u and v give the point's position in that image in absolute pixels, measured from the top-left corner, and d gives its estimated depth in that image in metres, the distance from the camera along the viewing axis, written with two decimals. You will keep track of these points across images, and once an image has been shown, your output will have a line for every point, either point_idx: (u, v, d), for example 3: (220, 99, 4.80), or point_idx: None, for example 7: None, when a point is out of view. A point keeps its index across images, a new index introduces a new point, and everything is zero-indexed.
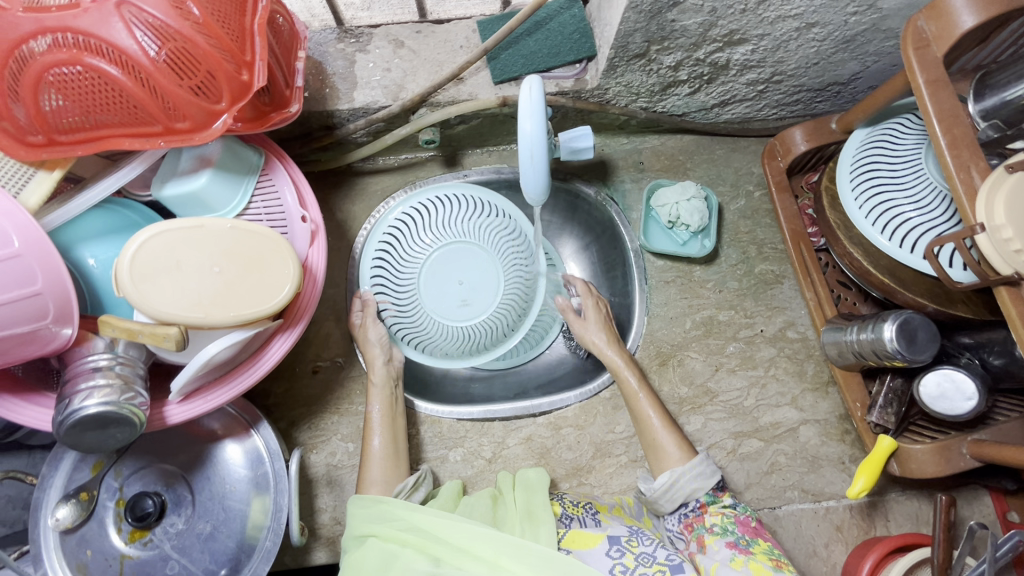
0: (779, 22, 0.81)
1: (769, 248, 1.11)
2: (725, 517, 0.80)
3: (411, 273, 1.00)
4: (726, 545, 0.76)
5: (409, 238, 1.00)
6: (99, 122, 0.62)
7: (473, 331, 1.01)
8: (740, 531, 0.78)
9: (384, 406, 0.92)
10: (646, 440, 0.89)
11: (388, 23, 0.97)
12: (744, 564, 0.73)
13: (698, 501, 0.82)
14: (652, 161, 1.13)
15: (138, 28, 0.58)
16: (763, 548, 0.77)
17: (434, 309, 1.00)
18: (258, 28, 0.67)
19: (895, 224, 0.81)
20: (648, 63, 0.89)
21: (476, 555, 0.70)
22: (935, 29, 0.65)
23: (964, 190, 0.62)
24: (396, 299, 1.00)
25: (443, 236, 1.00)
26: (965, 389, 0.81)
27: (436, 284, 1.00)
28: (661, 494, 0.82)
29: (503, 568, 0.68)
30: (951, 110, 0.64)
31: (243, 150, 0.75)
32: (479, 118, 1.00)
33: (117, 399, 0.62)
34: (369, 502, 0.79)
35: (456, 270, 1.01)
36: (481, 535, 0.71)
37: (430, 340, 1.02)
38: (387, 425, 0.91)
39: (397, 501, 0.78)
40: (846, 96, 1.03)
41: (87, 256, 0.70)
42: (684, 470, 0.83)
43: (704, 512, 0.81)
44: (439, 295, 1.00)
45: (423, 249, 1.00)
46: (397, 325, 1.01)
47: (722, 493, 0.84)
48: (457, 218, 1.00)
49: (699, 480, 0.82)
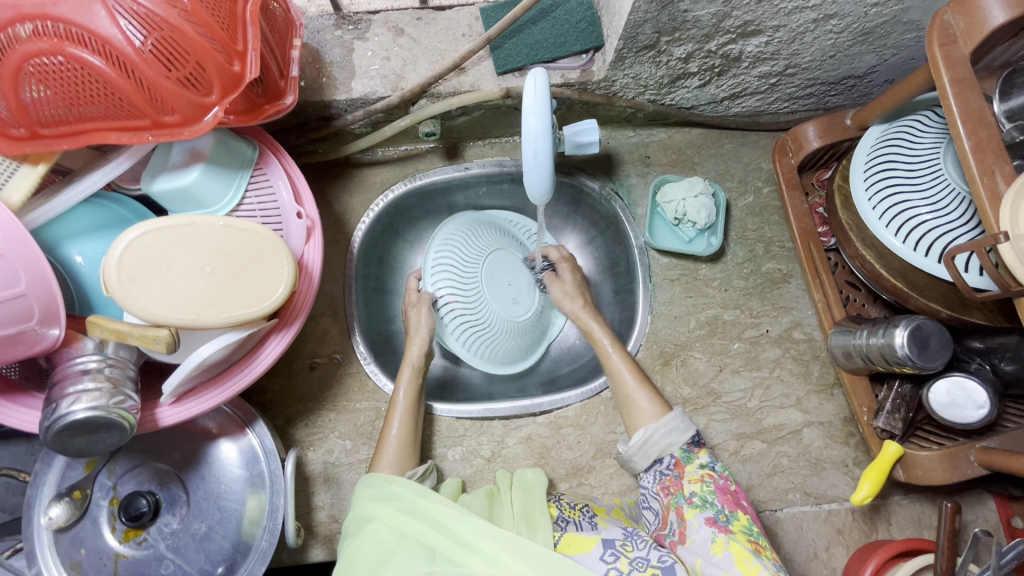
0: (795, 14, 0.77)
1: (777, 246, 1.08)
2: (705, 484, 0.77)
3: (471, 277, 1.04)
4: (706, 522, 0.73)
5: (462, 247, 1.04)
6: (84, 115, 0.60)
7: (523, 328, 1.10)
8: (720, 503, 0.75)
9: (412, 389, 0.91)
10: (622, 400, 0.89)
11: (387, 9, 0.93)
12: (724, 545, 0.70)
13: (671, 456, 0.82)
14: (658, 155, 1.10)
15: (122, 16, 0.55)
16: (742, 524, 0.73)
17: (496, 307, 1.06)
18: (250, 15, 0.64)
19: (910, 226, 0.77)
20: (658, 55, 0.86)
21: (475, 548, 0.67)
22: (963, 24, 0.62)
23: (988, 196, 0.59)
24: (462, 304, 1.02)
25: (489, 245, 1.08)
26: (976, 397, 0.80)
27: (494, 285, 1.07)
28: (633, 450, 0.83)
29: (503, 564, 0.65)
30: (977, 112, 0.61)
31: (235, 143, 0.72)
32: (481, 110, 0.97)
33: (106, 403, 0.60)
34: (377, 483, 0.77)
35: (505, 273, 1.09)
36: (485, 528, 0.69)
37: (491, 340, 1.06)
38: (409, 414, 0.89)
39: (405, 481, 0.76)
40: (861, 89, 1.00)
41: (75, 253, 0.68)
42: (657, 425, 0.83)
43: (681, 473, 0.80)
44: (497, 295, 1.07)
45: (475, 257, 1.05)
46: (463, 329, 1.03)
47: (699, 449, 0.82)
48: (491, 233, 1.10)
49: (673, 435, 0.82)
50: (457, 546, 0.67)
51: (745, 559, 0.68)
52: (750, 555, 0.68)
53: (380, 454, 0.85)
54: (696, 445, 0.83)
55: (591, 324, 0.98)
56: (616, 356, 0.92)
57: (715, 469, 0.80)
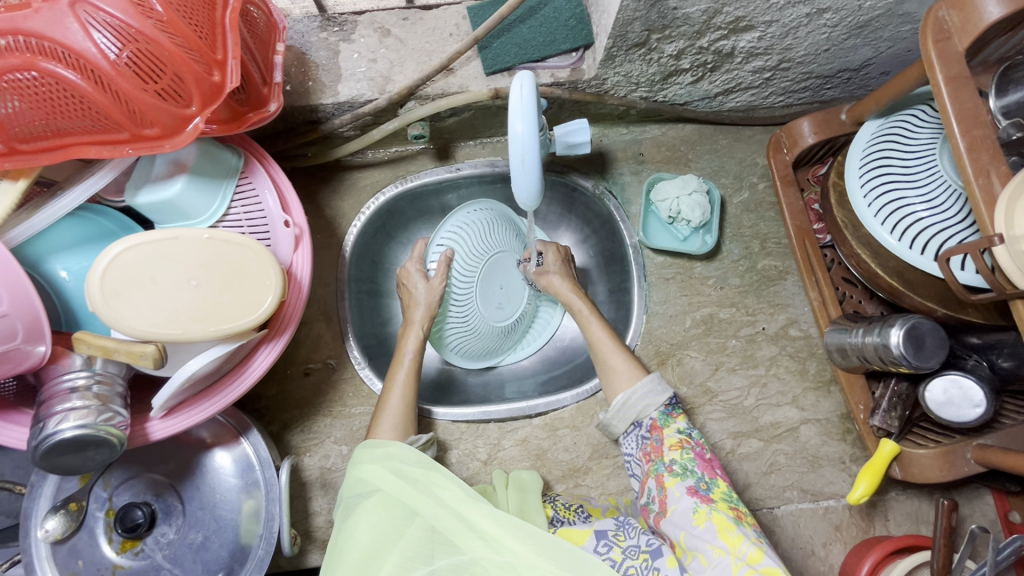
0: (788, 8, 0.75)
1: (773, 243, 1.07)
2: (684, 452, 0.76)
3: (469, 276, 1.00)
4: (688, 491, 0.72)
5: (466, 242, 0.99)
6: (61, 130, 0.58)
7: (507, 331, 1.08)
8: (700, 470, 0.74)
9: (418, 354, 0.90)
10: (597, 359, 0.88)
11: (373, 10, 0.91)
12: (707, 516, 0.68)
13: (649, 419, 0.80)
14: (652, 152, 1.09)
15: (96, 28, 0.54)
16: (722, 492, 0.73)
17: (483, 311, 1.03)
18: (230, 22, 0.63)
19: (906, 224, 0.76)
20: (649, 53, 0.84)
21: (476, 529, 0.63)
22: (958, 20, 0.60)
23: (983, 195, 0.58)
24: (451, 302, 1.00)
25: (492, 246, 1.03)
26: (972, 395, 0.80)
27: (486, 289, 1.03)
28: (611, 414, 0.81)
29: (504, 546, 0.61)
30: (972, 110, 0.60)
31: (219, 153, 0.71)
32: (471, 111, 0.96)
33: (94, 421, 0.60)
34: (377, 444, 0.75)
35: (502, 277, 1.06)
36: (486, 513, 0.65)
37: (473, 342, 1.05)
38: (410, 385, 0.87)
39: (404, 446, 0.74)
40: (857, 81, 0.98)
41: (59, 268, 0.67)
42: (633, 390, 0.81)
43: (659, 437, 0.77)
44: (488, 299, 1.04)
45: (476, 256, 1.01)
46: (450, 329, 1.02)
47: (677, 413, 0.80)
48: (500, 232, 1.05)
49: (651, 397, 0.80)
50: (458, 532, 0.63)
51: (728, 530, 0.66)
52: (732, 525, 0.67)
53: (378, 420, 0.82)
54: (674, 408, 0.81)
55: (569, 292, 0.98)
56: (576, 299, 0.96)
57: (693, 436, 0.78)
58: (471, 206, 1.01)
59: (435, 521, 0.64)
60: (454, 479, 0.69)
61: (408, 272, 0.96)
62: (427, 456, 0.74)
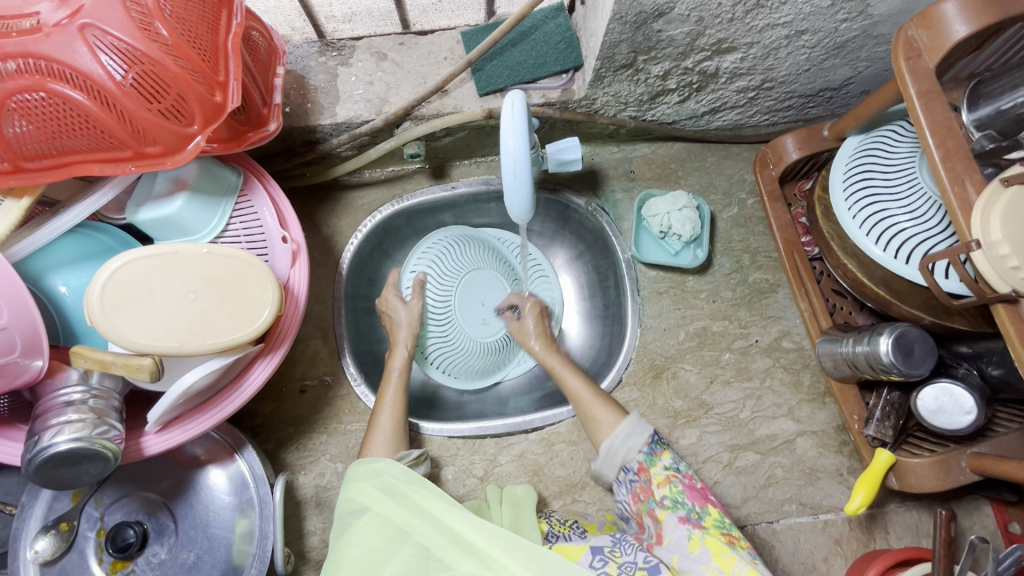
0: (768, 30, 0.79)
1: (764, 257, 1.09)
2: (673, 486, 0.75)
3: (443, 297, 1.05)
4: (681, 521, 0.72)
5: (440, 264, 1.06)
6: (67, 148, 0.60)
7: (496, 348, 1.10)
8: (690, 500, 0.74)
9: (405, 371, 0.92)
10: (579, 410, 0.86)
11: (370, 36, 0.95)
12: (701, 542, 0.69)
13: (636, 461, 0.78)
14: (642, 170, 1.12)
15: (104, 51, 0.56)
16: (714, 518, 0.72)
17: (464, 328, 1.07)
18: (231, 46, 0.65)
19: (890, 235, 0.77)
20: (636, 73, 0.87)
21: (468, 547, 0.63)
22: (927, 38, 0.63)
23: (959, 204, 0.60)
24: (431, 321, 1.04)
25: (467, 265, 1.09)
26: (963, 402, 0.80)
27: (465, 306, 1.08)
28: (599, 463, 0.80)
29: (494, 561, 0.61)
30: (944, 122, 0.62)
31: (219, 171, 0.73)
32: (465, 130, 0.99)
33: (89, 434, 0.60)
34: (366, 461, 0.75)
35: (479, 294, 1.10)
36: (473, 524, 0.65)
37: (462, 360, 1.07)
38: (399, 399, 0.88)
39: (392, 461, 0.73)
40: (839, 100, 1.01)
41: (59, 283, 0.69)
42: (614, 435, 0.80)
43: (647, 478, 0.76)
44: (468, 317, 1.08)
45: (448, 280, 1.06)
46: (431, 346, 1.05)
47: (661, 450, 0.79)
48: (474, 252, 1.10)
49: (633, 438, 0.79)
50: (448, 550, 0.63)
51: (722, 551, 0.67)
52: (726, 546, 0.68)
53: (370, 439, 0.82)
54: (657, 444, 0.79)
55: (569, 377, 0.91)
56: (573, 379, 0.90)
57: (681, 469, 0.78)
58: (441, 232, 1.08)
59: (427, 539, 0.63)
60: (440, 494, 0.69)
61: (387, 299, 0.99)
62: (414, 470, 0.73)
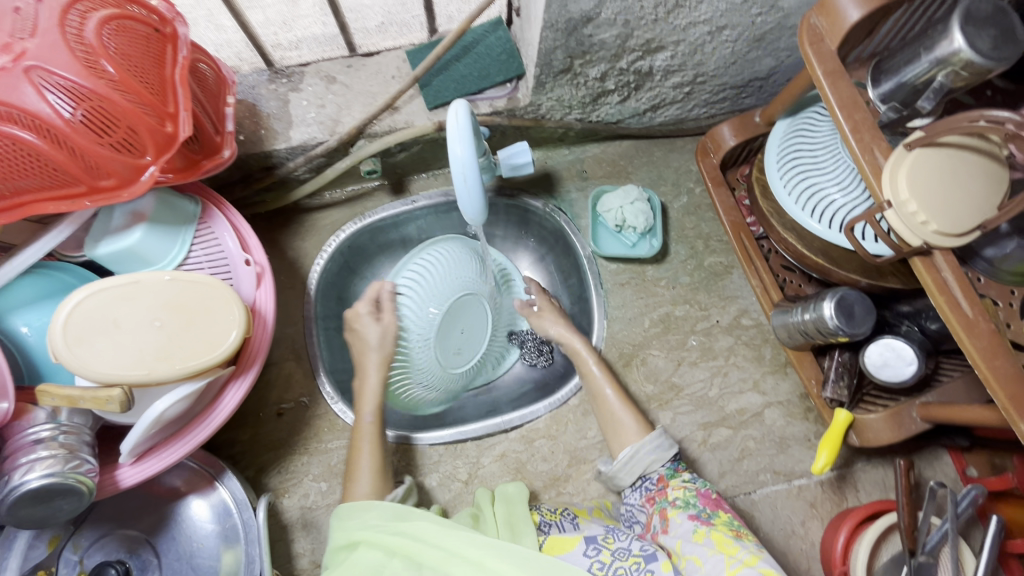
0: (691, 28, 0.85)
1: (716, 241, 1.15)
2: (687, 489, 0.79)
3: (426, 322, 0.96)
4: (689, 518, 0.75)
5: (424, 287, 0.96)
6: (21, 188, 0.62)
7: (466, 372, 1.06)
8: (703, 505, 0.77)
9: (378, 417, 0.90)
10: (606, 416, 0.92)
11: (318, 61, 0.98)
12: (705, 534, 0.71)
13: (657, 474, 0.84)
14: (594, 168, 1.17)
15: (50, 91, 0.57)
16: (724, 519, 0.74)
17: (440, 358, 0.99)
18: (179, 77, 0.68)
19: (822, 207, 0.83)
20: (575, 77, 0.92)
21: (464, 557, 0.63)
22: (826, 24, 0.69)
23: (870, 168, 0.65)
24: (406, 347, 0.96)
25: (461, 287, 1.00)
26: (905, 355, 0.86)
27: (445, 337, 0.99)
28: (621, 466, 0.85)
29: (490, 570, 0.62)
30: (850, 98, 0.68)
31: (177, 201, 0.74)
32: (419, 144, 1.02)
33: (61, 470, 0.61)
34: (350, 513, 0.75)
35: (462, 321, 1.02)
36: (467, 540, 0.65)
37: (433, 385, 1.02)
38: (376, 446, 0.87)
39: (378, 504, 0.75)
40: (768, 90, 1.08)
41: (20, 324, 0.69)
42: (640, 445, 0.85)
43: (665, 487, 0.81)
44: (445, 346, 1.00)
45: (438, 298, 0.97)
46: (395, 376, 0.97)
47: (682, 467, 0.85)
48: (468, 272, 1.02)
49: (657, 452, 0.85)
50: (442, 562, 0.63)
51: (726, 542, 0.69)
52: (730, 538, 0.69)
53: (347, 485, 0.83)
54: (679, 463, 0.85)
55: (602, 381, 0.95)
56: (600, 379, 0.95)
57: (701, 484, 0.81)
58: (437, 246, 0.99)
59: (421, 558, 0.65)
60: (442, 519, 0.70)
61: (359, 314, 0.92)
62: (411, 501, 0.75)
